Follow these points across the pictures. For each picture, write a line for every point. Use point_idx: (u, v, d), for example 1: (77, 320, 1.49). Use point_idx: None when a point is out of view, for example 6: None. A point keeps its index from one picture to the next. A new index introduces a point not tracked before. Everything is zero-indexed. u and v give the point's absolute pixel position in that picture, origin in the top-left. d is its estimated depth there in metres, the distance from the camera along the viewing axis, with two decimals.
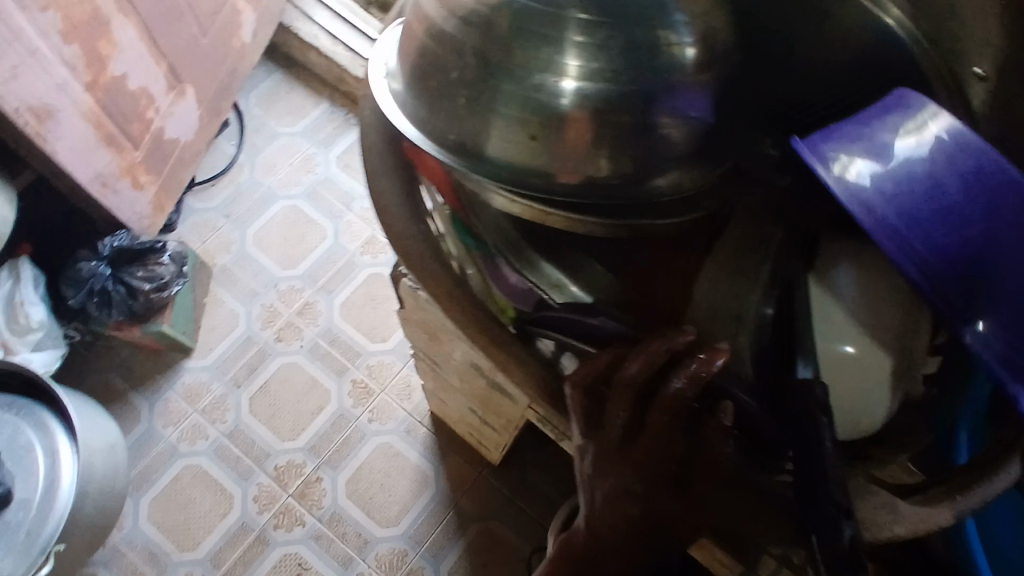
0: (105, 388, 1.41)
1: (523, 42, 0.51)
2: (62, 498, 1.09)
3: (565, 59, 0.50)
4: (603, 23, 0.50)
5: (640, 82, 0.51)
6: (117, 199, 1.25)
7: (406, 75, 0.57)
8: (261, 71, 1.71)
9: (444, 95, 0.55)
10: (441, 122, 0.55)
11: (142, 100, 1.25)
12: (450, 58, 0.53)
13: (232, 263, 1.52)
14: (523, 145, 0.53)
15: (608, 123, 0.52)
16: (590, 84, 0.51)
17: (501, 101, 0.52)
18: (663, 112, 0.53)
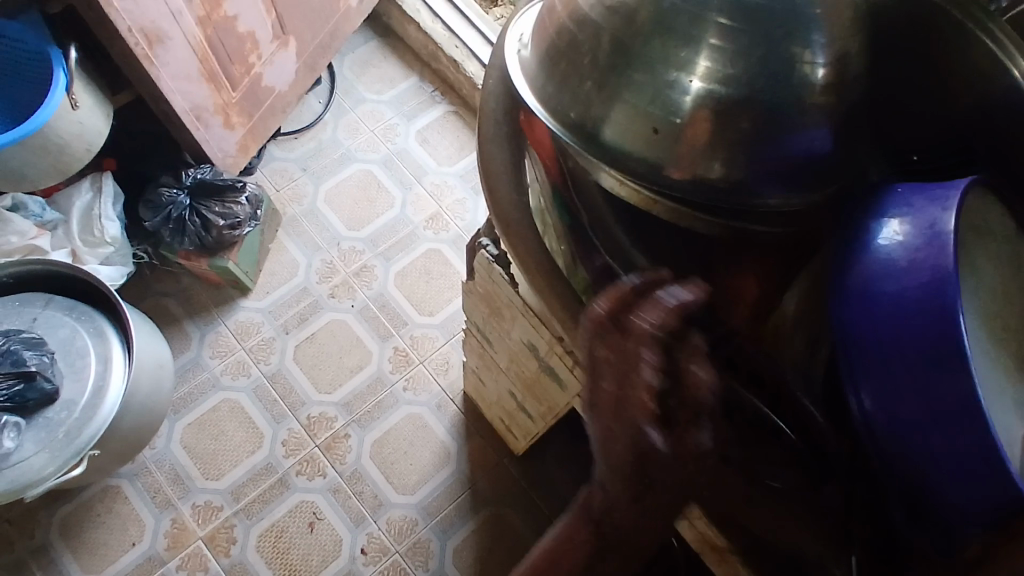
0: (163, 311, 1.47)
1: (662, 38, 0.49)
2: (107, 406, 1.13)
3: (704, 61, 0.48)
4: (752, 29, 0.47)
5: (781, 96, 0.49)
6: (207, 133, 1.31)
7: (536, 48, 0.57)
8: (360, 37, 1.75)
9: (572, 74, 0.54)
10: (564, 100, 0.54)
11: (247, 44, 1.30)
12: (585, 40, 0.52)
13: (301, 214, 1.56)
14: (641, 137, 0.52)
15: (741, 131, 0.50)
16: (722, 88, 0.49)
17: (631, 94, 0.51)
18: (801, 128, 0.50)
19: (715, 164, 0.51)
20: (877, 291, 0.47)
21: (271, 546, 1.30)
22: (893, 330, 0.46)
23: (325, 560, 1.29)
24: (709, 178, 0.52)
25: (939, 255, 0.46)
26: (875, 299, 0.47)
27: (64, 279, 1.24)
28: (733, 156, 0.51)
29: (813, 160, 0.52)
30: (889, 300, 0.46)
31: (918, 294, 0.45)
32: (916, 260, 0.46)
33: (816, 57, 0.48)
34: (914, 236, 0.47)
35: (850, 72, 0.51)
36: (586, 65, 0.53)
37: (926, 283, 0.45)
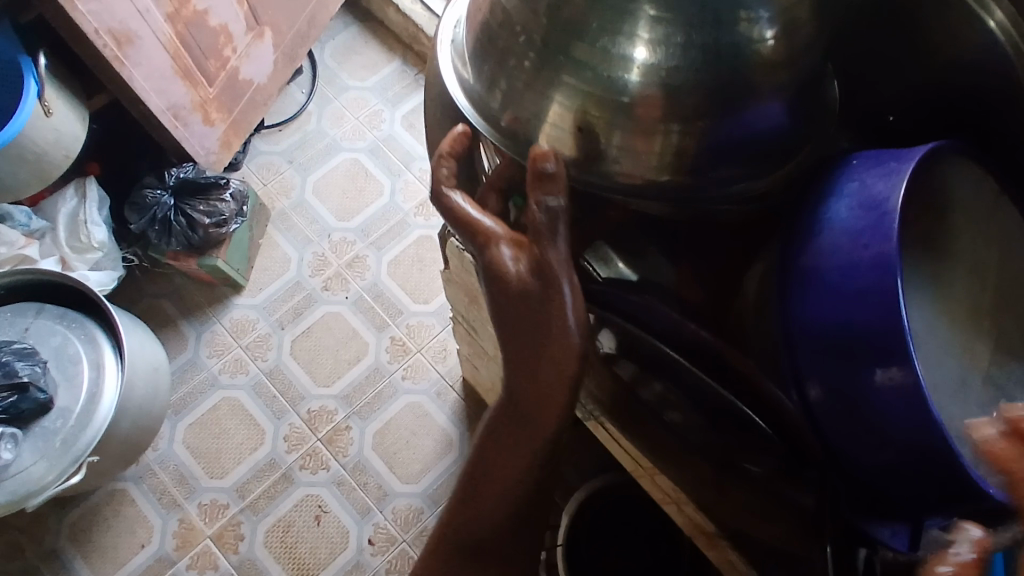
0: (158, 313, 1.46)
1: (586, 35, 0.46)
2: (102, 412, 1.13)
3: (638, 53, 0.45)
4: (685, 12, 0.43)
5: (722, 81, 0.46)
6: (186, 132, 1.29)
7: (471, 52, 0.54)
8: (339, 23, 1.72)
9: (503, 75, 0.51)
10: (498, 105, 0.52)
11: (220, 37, 1.28)
12: (512, 37, 0.49)
13: (290, 208, 1.55)
14: (574, 139, 0.49)
15: (683, 118, 0.47)
16: (656, 80, 0.45)
17: (562, 94, 0.48)
18: (744, 113, 0.48)
19: (660, 156, 0.48)
20: (828, 271, 0.46)
21: (278, 541, 1.31)
22: (845, 315, 0.45)
23: (333, 553, 1.30)
24: (653, 164, 0.49)
25: (887, 234, 0.44)
26: (826, 278, 0.46)
27: (54, 286, 1.23)
28: (676, 148, 0.48)
29: (756, 142, 0.50)
30: (839, 277, 0.45)
31: (870, 277, 0.44)
32: (861, 243, 0.45)
33: (765, 31, 0.45)
34: (863, 212, 0.46)
35: (816, 32, 0.48)
36: (514, 61, 0.50)
37: (872, 260, 0.44)
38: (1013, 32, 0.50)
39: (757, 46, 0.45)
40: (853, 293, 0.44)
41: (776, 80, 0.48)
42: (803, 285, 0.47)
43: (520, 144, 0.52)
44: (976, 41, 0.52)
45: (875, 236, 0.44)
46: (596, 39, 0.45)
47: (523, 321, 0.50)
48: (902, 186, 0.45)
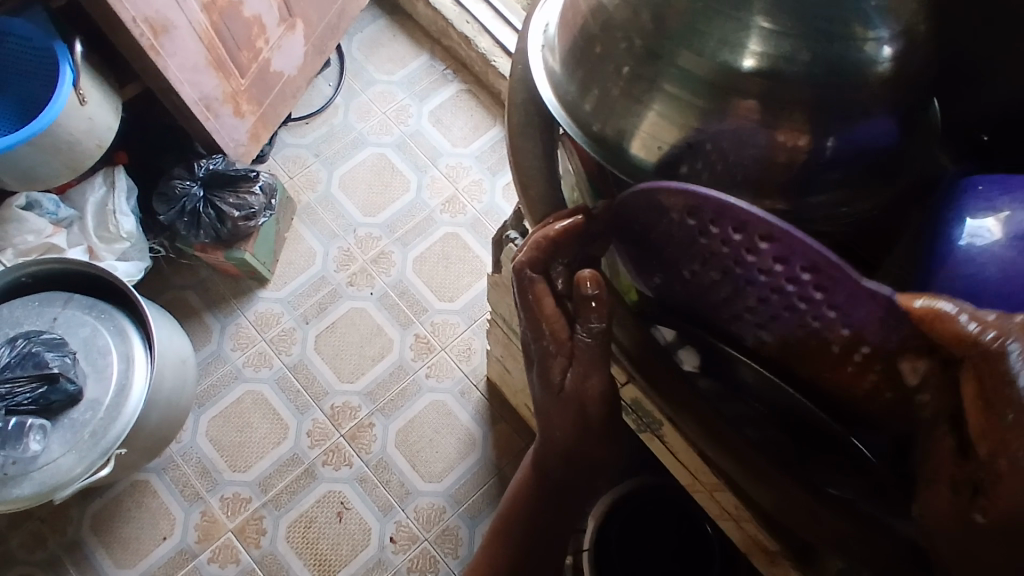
0: (182, 305, 1.46)
1: (693, 44, 0.45)
2: (132, 403, 1.12)
3: (746, 66, 0.45)
4: (798, 29, 0.43)
5: (827, 98, 0.45)
6: (218, 123, 1.28)
7: (562, 55, 0.53)
8: (367, 15, 1.70)
9: (599, 81, 0.51)
10: (590, 109, 0.52)
11: (254, 29, 1.27)
12: (613, 43, 0.49)
13: (317, 202, 1.54)
14: (673, 150, 0.49)
15: (786, 132, 0.46)
16: (761, 90, 0.45)
17: (660, 103, 0.48)
18: (850, 129, 0.47)
19: (752, 173, 0.48)
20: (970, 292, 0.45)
21: (300, 536, 1.30)
22: None
23: (354, 549, 1.29)
24: (746, 173, 0.48)
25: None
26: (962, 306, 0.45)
27: (82, 276, 1.23)
28: (774, 164, 0.48)
29: (853, 156, 0.49)
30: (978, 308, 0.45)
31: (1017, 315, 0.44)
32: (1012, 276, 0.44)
33: (881, 44, 0.45)
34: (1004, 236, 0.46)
35: (912, 45, 0.47)
36: (617, 66, 0.49)
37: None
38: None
39: (862, 56, 0.45)
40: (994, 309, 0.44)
41: (871, 95, 0.46)
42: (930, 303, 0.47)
43: (612, 150, 0.52)
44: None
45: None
46: (702, 50, 0.45)
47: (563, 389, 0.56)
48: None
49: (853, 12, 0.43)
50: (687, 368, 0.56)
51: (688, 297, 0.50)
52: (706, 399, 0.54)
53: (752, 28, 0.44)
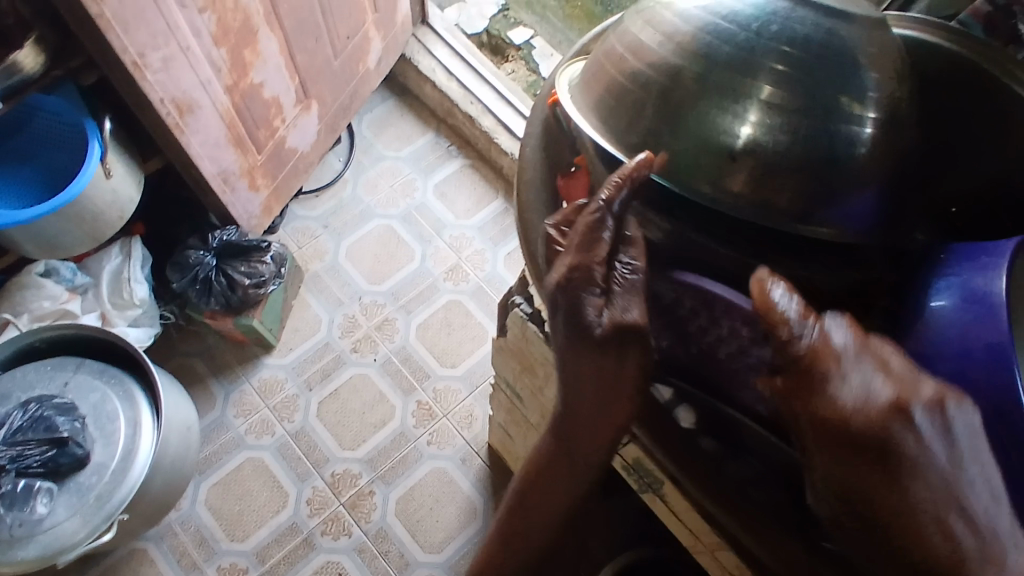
0: (188, 371, 1.48)
1: (719, 86, 0.57)
2: (138, 467, 1.14)
3: (751, 123, 0.57)
4: (796, 90, 0.56)
5: (820, 146, 0.57)
6: (233, 196, 1.34)
7: (598, 88, 0.63)
8: (377, 96, 1.80)
9: (634, 109, 0.60)
10: (622, 130, 0.60)
11: (272, 109, 1.35)
12: (652, 80, 0.59)
13: (324, 271, 1.58)
14: (694, 167, 0.58)
15: (788, 177, 0.57)
16: (769, 121, 0.56)
17: (688, 128, 0.58)
18: (840, 161, 0.57)
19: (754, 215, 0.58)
20: (949, 340, 0.52)
21: None
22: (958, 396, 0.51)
23: None
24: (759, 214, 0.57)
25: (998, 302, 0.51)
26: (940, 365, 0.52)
27: (94, 342, 1.26)
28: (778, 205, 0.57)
29: (848, 199, 0.58)
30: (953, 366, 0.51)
31: (983, 368, 0.50)
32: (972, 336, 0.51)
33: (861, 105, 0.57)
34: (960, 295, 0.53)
35: None
36: (648, 114, 0.60)
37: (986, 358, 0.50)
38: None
39: (844, 116, 0.57)
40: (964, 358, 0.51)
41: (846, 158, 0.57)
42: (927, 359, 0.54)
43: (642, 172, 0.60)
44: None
45: (986, 306, 0.51)
46: (719, 104, 0.57)
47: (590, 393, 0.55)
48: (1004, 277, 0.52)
49: (840, 75, 0.57)
50: (686, 425, 0.59)
51: (700, 361, 0.59)
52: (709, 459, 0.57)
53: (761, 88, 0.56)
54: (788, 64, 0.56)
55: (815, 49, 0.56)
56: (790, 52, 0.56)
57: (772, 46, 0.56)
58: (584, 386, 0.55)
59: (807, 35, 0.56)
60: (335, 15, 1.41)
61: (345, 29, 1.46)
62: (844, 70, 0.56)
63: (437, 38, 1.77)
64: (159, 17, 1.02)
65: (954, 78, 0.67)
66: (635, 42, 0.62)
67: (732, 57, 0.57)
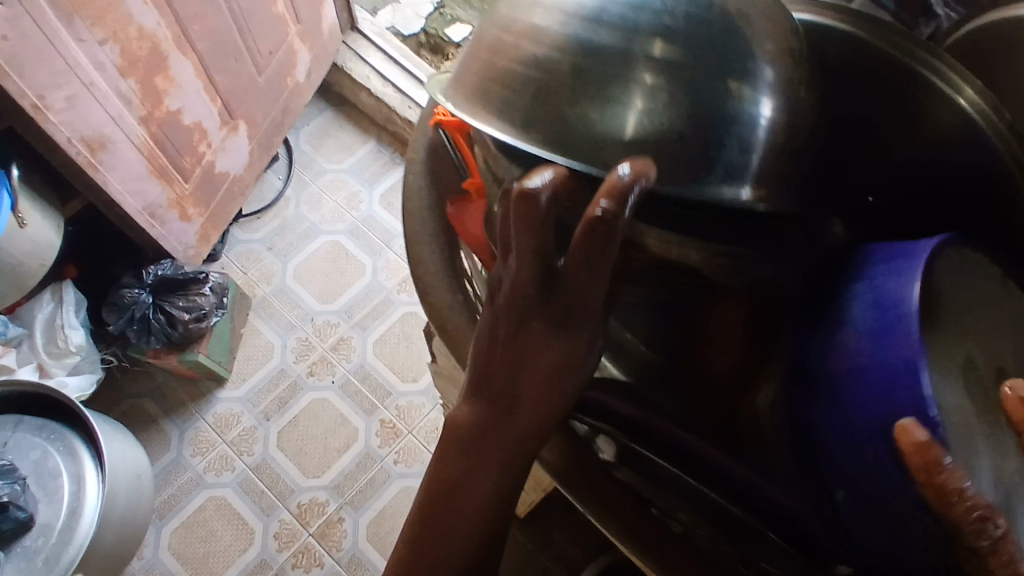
0: (138, 413, 1.42)
1: (589, 80, 0.49)
2: (86, 523, 1.10)
3: (630, 118, 0.48)
4: (684, 71, 0.48)
5: (719, 134, 0.48)
6: (164, 229, 1.29)
7: (467, 94, 0.54)
8: (314, 109, 1.75)
9: (506, 107, 0.51)
10: (494, 129, 0.52)
11: (195, 135, 1.29)
12: (517, 78, 0.51)
13: (272, 294, 1.53)
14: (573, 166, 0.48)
15: (680, 179, 0.48)
16: (651, 110, 0.47)
17: (561, 125, 0.49)
18: (741, 156, 0.48)
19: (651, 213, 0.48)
20: (856, 372, 0.45)
21: None
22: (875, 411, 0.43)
23: None
24: (674, 207, 0.48)
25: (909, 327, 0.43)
26: (852, 379, 0.44)
27: (30, 397, 1.20)
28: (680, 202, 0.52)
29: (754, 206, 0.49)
30: (860, 376, 0.44)
31: (892, 382, 0.42)
32: (880, 347, 0.44)
33: (757, 92, 0.48)
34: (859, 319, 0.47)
35: (783, 134, 0.50)
36: (515, 124, 0.51)
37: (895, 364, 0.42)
38: (987, 107, 0.53)
39: (735, 100, 0.48)
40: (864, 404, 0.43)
41: (749, 152, 0.48)
42: (833, 390, 0.46)
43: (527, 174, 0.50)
44: (954, 116, 0.55)
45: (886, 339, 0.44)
46: (598, 91, 0.48)
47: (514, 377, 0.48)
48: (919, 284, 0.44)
49: (726, 58, 0.48)
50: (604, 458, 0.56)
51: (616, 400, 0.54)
52: (630, 491, 0.52)
53: (641, 69, 0.48)
54: (667, 44, 0.48)
55: (697, 27, 0.48)
56: (666, 40, 0.48)
57: (643, 37, 0.48)
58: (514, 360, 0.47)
59: (688, 20, 0.48)
60: (253, 31, 1.35)
61: (266, 44, 1.41)
62: (735, 51, 0.48)
63: (369, 43, 1.72)
64: (56, 55, 0.96)
65: (863, 65, 0.58)
66: (495, 40, 0.55)
67: (600, 45, 0.49)
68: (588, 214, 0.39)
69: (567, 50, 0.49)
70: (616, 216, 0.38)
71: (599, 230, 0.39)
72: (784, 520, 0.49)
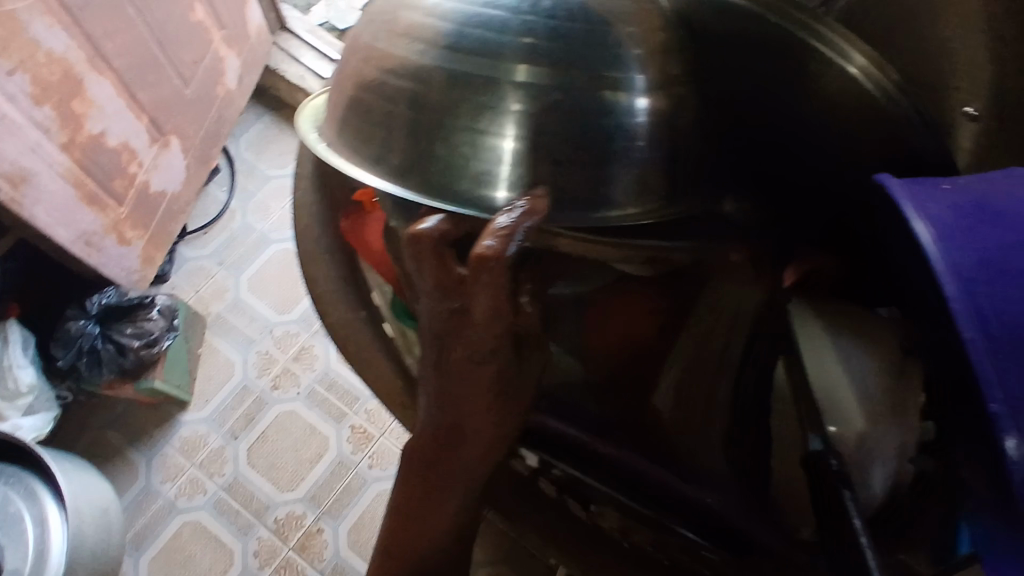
0: (102, 445, 1.39)
1: (461, 97, 0.47)
2: (54, 565, 1.07)
3: (512, 131, 0.47)
4: (553, 84, 0.47)
5: (597, 150, 0.49)
6: (103, 256, 1.24)
7: (342, 124, 0.53)
8: (251, 114, 1.70)
9: (387, 133, 0.50)
10: (378, 157, 0.51)
11: (124, 155, 1.24)
12: (388, 101, 0.50)
13: (227, 310, 1.50)
14: (468, 179, 0.48)
15: (569, 187, 0.49)
16: (531, 121, 0.47)
17: (444, 144, 0.48)
18: (625, 158, 0.50)
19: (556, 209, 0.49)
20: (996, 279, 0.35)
21: None
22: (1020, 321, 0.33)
23: None
24: (572, 205, 0.49)
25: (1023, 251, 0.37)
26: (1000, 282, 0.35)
27: None
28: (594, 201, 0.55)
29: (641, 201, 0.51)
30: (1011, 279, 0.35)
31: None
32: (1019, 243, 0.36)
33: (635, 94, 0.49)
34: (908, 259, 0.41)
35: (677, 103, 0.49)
36: (397, 152, 0.50)
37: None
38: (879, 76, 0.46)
39: (611, 108, 0.48)
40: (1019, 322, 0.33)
41: (627, 164, 0.50)
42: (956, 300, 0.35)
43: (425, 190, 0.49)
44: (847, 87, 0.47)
45: (1012, 265, 0.35)
46: (467, 118, 0.47)
47: (459, 396, 0.42)
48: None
49: (599, 60, 0.47)
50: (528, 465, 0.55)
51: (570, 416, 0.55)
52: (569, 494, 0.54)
53: (509, 89, 0.47)
54: (532, 53, 0.46)
55: (562, 26, 0.47)
56: (534, 45, 0.46)
57: (512, 41, 0.46)
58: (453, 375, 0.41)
59: (556, 20, 0.46)
60: (173, 41, 1.30)
61: (190, 54, 1.36)
62: (605, 47, 0.47)
63: (300, 42, 1.67)
64: None
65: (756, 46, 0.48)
66: (359, 55, 0.52)
67: (467, 59, 0.47)
68: (474, 254, 0.37)
69: (434, 66, 0.47)
70: (501, 255, 0.37)
71: (489, 268, 0.37)
72: (714, 528, 0.49)
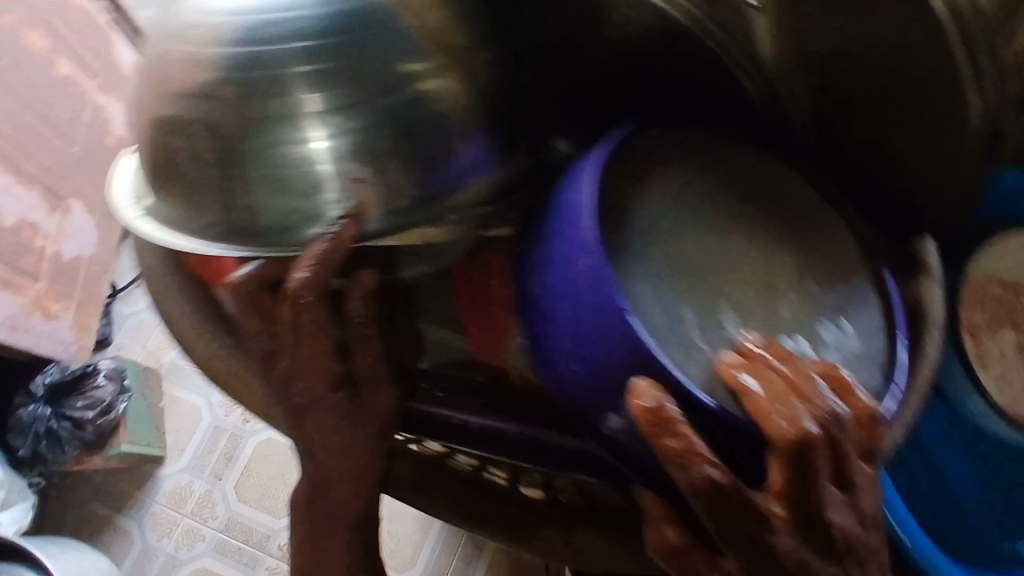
0: (89, 519, 1.38)
1: (262, 140, 0.52)
2: None
3: (322, 156, 0.52)
4: (343, 97, 0.51)
5: (411, 144, 0.53)
6: (31, 336, 1.21)
7: (160, 190, 0.56)
8: None
9: (201, 193, 0.54)
10: (202, 215, 0.55)
11: (25, 230, 1.21)
12: (189, 160, 0.53)
13: (178, 357, 1.48)
14: (293, 212, 0.54)
15: (389, 190, 0.54)
16: (334, 144, 0.52)
17: (256, 190, 0.53)
18: (437, 139, 0.54)
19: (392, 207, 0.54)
20: (559, 292, 0.48)
21: None
22: (587, 311, 0.46)
23: None
24: (397, 206, 0.54)
25: (589, 244, 0.46)
26: (565, 297, 0.47)
27: None
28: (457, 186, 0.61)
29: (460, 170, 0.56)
30: (566, 287, 0.47)
31: (585, 286, 0.46)
32: (576, 259, 0.47)
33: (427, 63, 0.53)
34: (543, 276, 0.50)
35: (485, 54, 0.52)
36: (214, 207, 0.54)
37: (587, 266, 0.46)
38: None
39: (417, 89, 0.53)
40: (586, 306, 0.46)
41: (438, 147, 0.54)
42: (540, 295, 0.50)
43: (261, 238, 0.54)
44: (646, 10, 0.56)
45: (589, 278, 0.46)
46: (262, 144, 0.52)
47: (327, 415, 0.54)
48: (588, 180, 0.48)
49: (384, 54, 0.51)
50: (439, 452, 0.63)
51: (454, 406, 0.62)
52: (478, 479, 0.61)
53: (305, 121, 0.51)
54: (313, 66, 0.50)
55: (341, 41, 0.50)
56: (313, 66, 0.50)
57: (289, 71, 0.50)
58: (324, 407, 0.53)
59: (330, 31, 0.50)
60: (48, 100, 1.26)
61: (66, 110, 1.31)
62: (388, 42, 0.51)
63: None
64: None
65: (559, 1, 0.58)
66: (151, 105, 0.54)
67: (256, 96, 0.51)
68: (291, 285, 0.50)
69: (230, 112, 0.51)
70: (310, 283, 0.50)
71: (305, 292, 0.50)
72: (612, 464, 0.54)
